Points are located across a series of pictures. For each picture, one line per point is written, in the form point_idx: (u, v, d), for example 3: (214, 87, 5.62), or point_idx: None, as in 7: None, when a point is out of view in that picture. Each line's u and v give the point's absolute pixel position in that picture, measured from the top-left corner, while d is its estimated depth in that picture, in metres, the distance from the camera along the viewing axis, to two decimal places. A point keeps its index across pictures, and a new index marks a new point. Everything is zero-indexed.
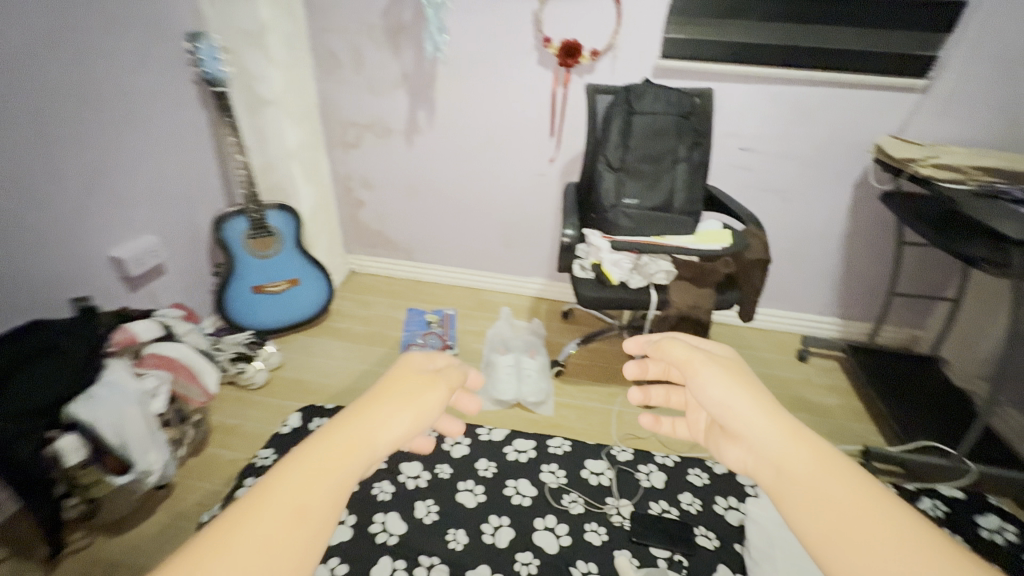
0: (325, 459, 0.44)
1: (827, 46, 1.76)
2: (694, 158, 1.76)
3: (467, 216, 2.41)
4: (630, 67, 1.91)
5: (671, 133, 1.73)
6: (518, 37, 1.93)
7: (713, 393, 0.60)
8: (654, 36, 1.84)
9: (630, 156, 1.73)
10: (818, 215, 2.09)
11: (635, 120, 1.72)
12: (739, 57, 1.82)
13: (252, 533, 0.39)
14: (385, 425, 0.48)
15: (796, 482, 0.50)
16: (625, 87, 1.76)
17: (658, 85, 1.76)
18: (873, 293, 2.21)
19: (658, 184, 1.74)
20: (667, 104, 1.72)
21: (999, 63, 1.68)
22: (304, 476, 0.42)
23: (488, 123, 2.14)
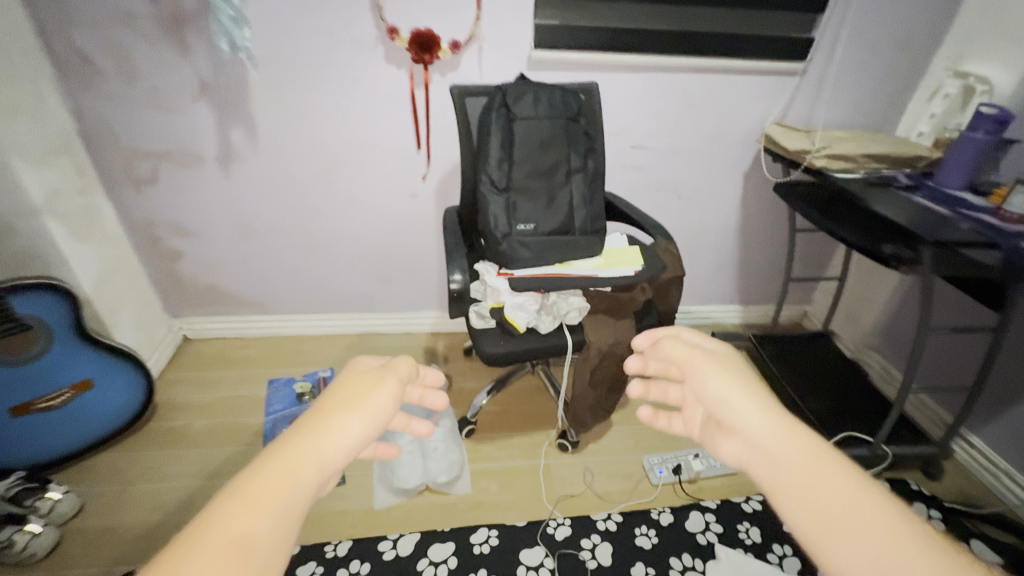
0: (278, 476, 0.45)
1: (708, 31, 1.60)
2: (589, 167, 1.51)
3: (331, 252, 1.95)
4: (500, 60, 1.58)
5: (560, 141, 1.45)
6: (355, 29, 1.50)
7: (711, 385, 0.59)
8: (523, 23, 1.52)
9: (516, 173, 1.44)
10: (713, 209, 2.00)
11: (516, 129, 1.42)
12: (620, 45, 1.58)
13: (196, 568, 0.38)
14: (335, 435, 0.49)
15: (788, 476, 0.49)
16: (498, 88, 1.44)
17: (536, 83, 1.47)
18: (768, 278, 2.21)
19: (554, 202, 1.47)
20: (550, 106, 1.44)
21: (862, 44, 1.66)
22: (254, 498, 0.43)
23: (336, 139, 1.70)
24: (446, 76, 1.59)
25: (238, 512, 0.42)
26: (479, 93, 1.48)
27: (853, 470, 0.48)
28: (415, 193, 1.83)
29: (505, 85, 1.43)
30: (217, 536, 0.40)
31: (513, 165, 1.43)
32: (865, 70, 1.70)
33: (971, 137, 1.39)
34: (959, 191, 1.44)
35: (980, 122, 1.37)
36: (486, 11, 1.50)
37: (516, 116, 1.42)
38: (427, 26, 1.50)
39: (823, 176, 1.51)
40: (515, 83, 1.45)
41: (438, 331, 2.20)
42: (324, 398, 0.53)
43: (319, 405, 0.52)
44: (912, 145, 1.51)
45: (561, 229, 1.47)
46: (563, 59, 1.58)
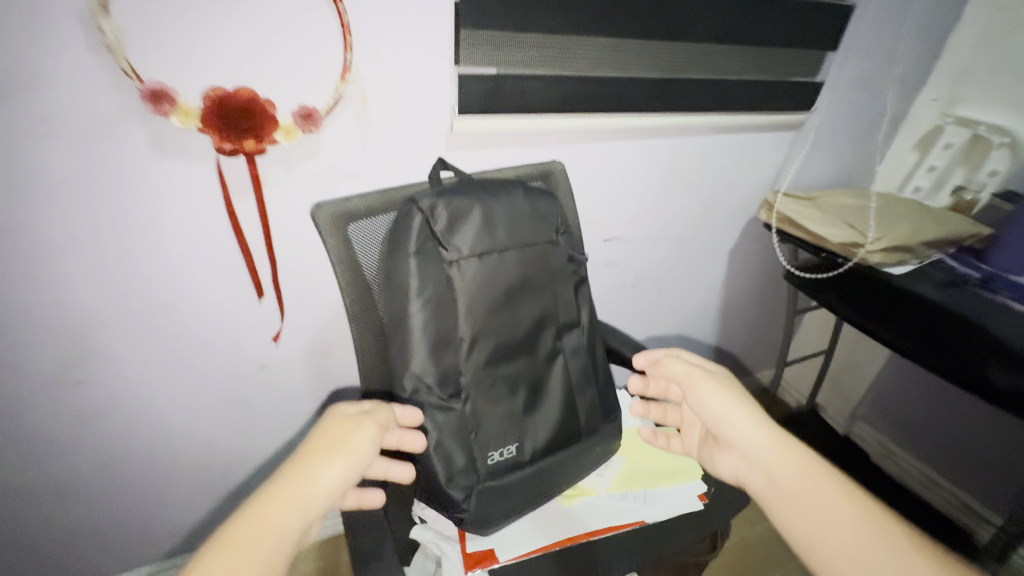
0: (268, 520, 0.53)
1: (710, 77, 1.06)
2: (586, 312, 0.89)
3: (113, 494, 1.03)
4: (399, 136, 0.87)
5: (539, 283, 0.81)
6: (61, 92, 0.66)
7: (708, 401, 0.74)
8: (434, 73, 0.84)
9: (470, 359, 0.76)
10: (696, 296, 1.52)
11: (459, 279, 0.74)
12: (594, 102, 0.97)
13: None
14: (315, 485, 0.57)
15: (784, 486, 0.64)
16: (411, 201, 0.73)
17: (479, 181, 0.80)
18: (748, 357, 1.83)
19: (541, 393, 0.83)
20: (512, 224, 0.78)
21: (863, 88, 1.30)
22: (249, 539, 0.51)
23: (73, 309, 0.81)
24: (299, 170, 0.83)
25: (235, 551, 0.50)
26: (372, 209, 0.76)
27: (838, 484, 0.63)
28: (267, 362, 1.03)
29: (423, 195, 0.74)
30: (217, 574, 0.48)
31: (462, 345, 0.76)
32: (861, 119, 1.36)
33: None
34: (1023, 277, 1.12)
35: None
36: (364, 53, 0.78)
37: (457, 255, 0.74)
38: (240, 86, 0.73)
39: (885, 279, 1.11)
40: (441, 188, 0.76)
41: (342, 531, 1.43)
42: (308, 446, 0.60)
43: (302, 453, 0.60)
44: (954, 219, 1.19)
45: (559, 435, 0.84)
46: (509, 129, 0.92)
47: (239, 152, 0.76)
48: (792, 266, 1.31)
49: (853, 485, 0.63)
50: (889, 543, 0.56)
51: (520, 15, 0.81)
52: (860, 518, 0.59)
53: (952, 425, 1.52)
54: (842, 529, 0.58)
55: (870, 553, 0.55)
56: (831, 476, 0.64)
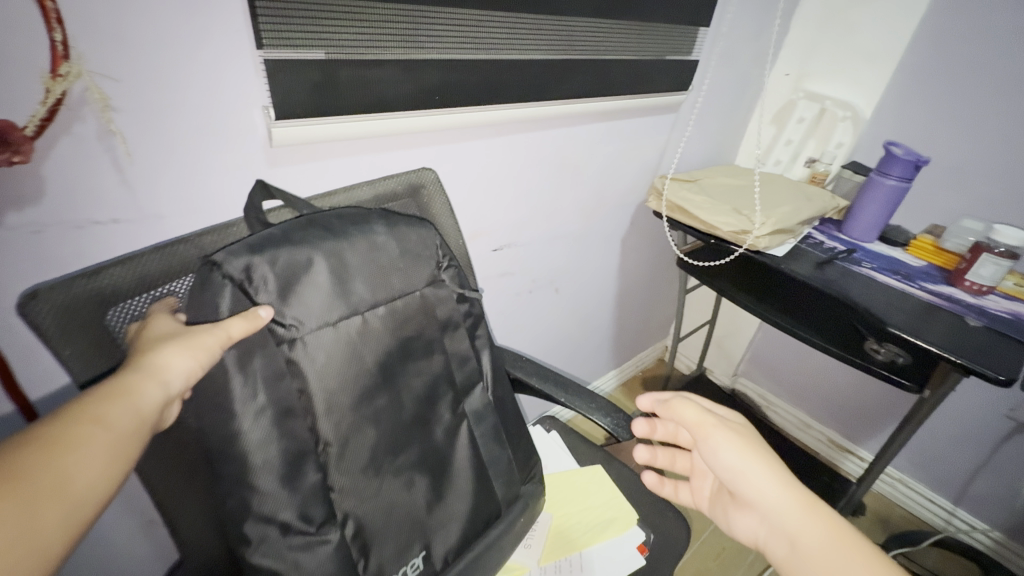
0: (86, 430, 0.39)
1: (592, 58, 0.93)
2: (492, 360, 0.72)
3: None
4: (187, 155, 0.59)
5: (424, 342, 0.62)
6: None
7: (721, 453, 0.60)
8: (228, 61, 0.57)
9: (343, 468, 0.54)
10: (593, 288, 1.44)
11: (309, 366, 0.51)
12: (463, 93, 0.78)
13: None
14: (146, 390, 0.42)
15: (812, 557, 0.52)
16: (210, 261, 0.47)
17: (320, 216, 0.56)
18: (644, 336, 1.84)
19: (447, 476, 0.64)
20: (376, 274, 0.56)
21: (732, 64, 1.28)
22: (66, 443, 0.38)
23: None
24: (10, 222, 0.51)
25: (42, 460, 0.36)
26: (145, 278, 0.49)
27: (879, 558, 0.51)
28: None
29: (231, 250, 0.48)
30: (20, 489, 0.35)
31: (327, 453, 0.53)
32: (730, 97, 1.36)
33: (884, 183, 1.15)
34: (873, 244, 1.23)
35: (892, 165, 1.13)
36: (94, 31, 0.48)
37: (300, 332, 0.51)
38: None
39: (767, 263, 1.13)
40: (259, 235, 0.51)
41: None
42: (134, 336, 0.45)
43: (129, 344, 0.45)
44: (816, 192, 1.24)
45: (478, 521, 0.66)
46: (355, 135, 0.69)
47: None
48: (682, 254, 1.28)
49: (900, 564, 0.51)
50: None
51: None
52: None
53: (817, 373, 1.69)
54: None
55: None
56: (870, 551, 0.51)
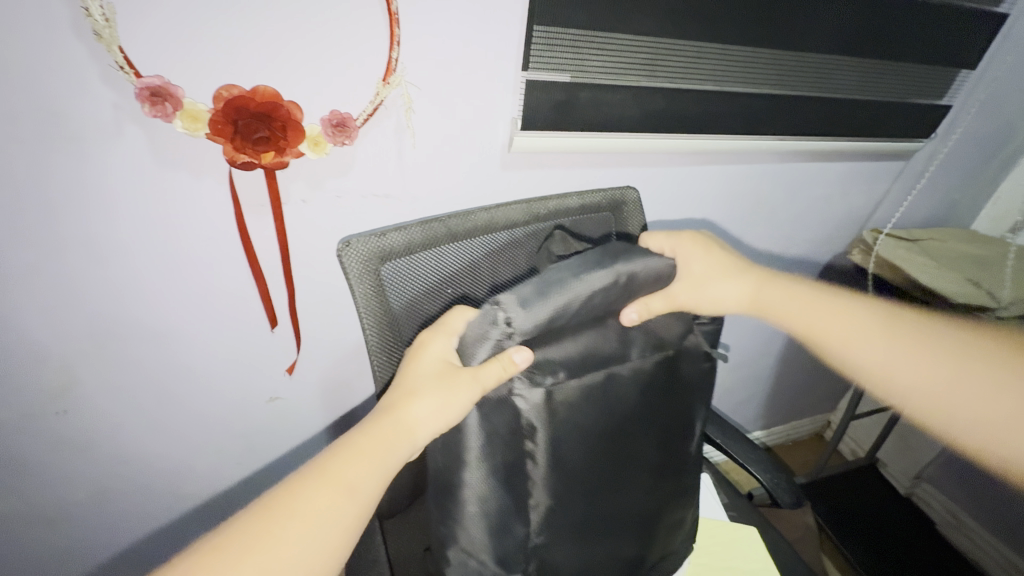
0: (360, 460, 0.50)
1: (823, 94, 0.88)
2: (691, 409, 0.68)
3: (96, 532, 0.90)
4: (451, 153, 0.72)
5: (647, 399, 0.62)
6: (56, 91, 0.53)
7: (744, 299, 0.71)
8: (497, 79, 0.69)
9: (544, 492, 0.56)
10: (761, 334, 1.34)
11: (545, 411, 0.53)
12: (680, 119, 0.80)
13: (283, 536, 0.44)
14: (405, 437, 0.53)
15: (824, 333, 0.68)
16: (499, 302, 0.49)
17: (604, 267, 0.53)
18: (807, 400, 1.63)
19: (619, 520, 0.65)
20: (611, 333, 0.58)
21: (996, 113, 1.09)
22: (345, 467, 0.50)
23: (55, 337, 0.67)
24: (329, 188, 0.69)
25: (327, 476, 0.48)
26: (413, 246, 0.61)
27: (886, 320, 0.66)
28: (280, 396, 0.89)
29: (525, 307, 0.49)
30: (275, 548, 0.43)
31: (534, 479, 0.55)
32: (983, 150, 1.15)
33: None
34: None
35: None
36: (417, 52, 0.63)
37: (555, 382, 0.53)
38: (268, 86, 0.59)
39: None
40: (548, 278, 0.51)
41: None
42: (420, 360, 0.56)
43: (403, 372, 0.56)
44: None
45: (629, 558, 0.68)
46: (582, 148, 0.77)
47: (256, 166, 0.63)
48: None
49: (930, 319, 0.66)
50: (933, 355, 0.63)
51: (610, 13, 0.65)
52: (896, 343, 0.64)
53: None
54: (926, 374, 0.62)
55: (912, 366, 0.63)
56: (869, 312, 0.67)
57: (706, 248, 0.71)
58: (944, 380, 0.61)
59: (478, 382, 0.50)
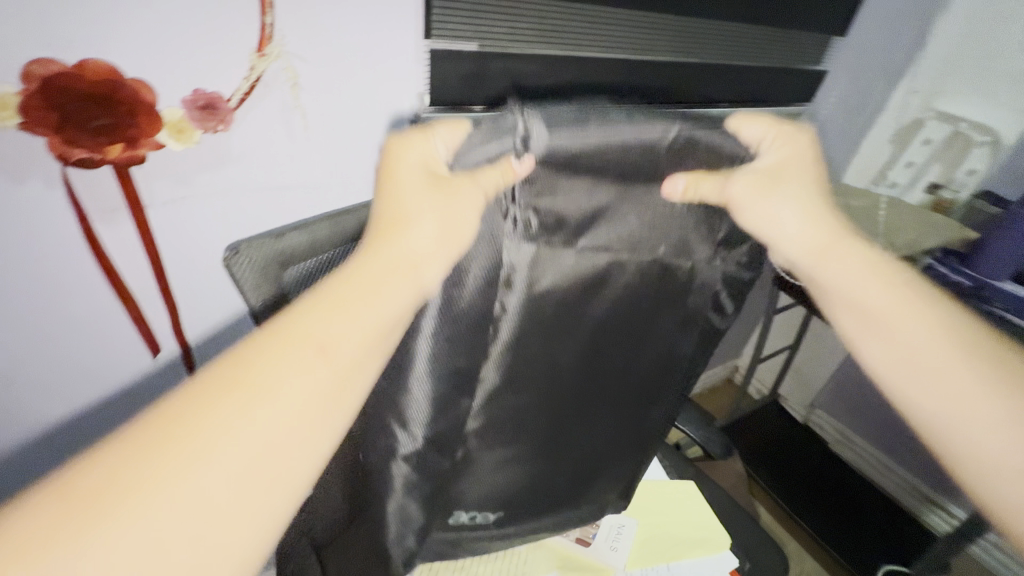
0: (340, 305, 0.40)
1: (721, 62, 0.90)
2: (683, 351, 0.55)
3: None
4: (352, 127, 0.63)
5: (657, 307, 0.50)
6: None
7: (808, 245, 0.53)
8: (398, 48, 0.61)
9: (485, 399, 0.48)
10: None
11: (525, 284, 0.42)
12: (600, 88, 0.78)
13: (214, 434, 0.33)
14: (403, 286, 0.42)
15: (873, 314, 0.52)
16: (523, 110, 0.33)
17: (684, 125, 0.37)
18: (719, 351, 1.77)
19: (575, 438, 0.59)
20: (649, 214, 0.42)
21: (859, 77, 1.20)
22: (303, 349, 0.38)
23: None
24: (202, 183, 0.57)
25: (287, 351, 0.37)
26: (317, 245, 0.52)
27: (952, 325, 0.50)
28: None
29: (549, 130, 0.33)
30: (228, 429, 0.34)
31: (477, 391, 0.46)
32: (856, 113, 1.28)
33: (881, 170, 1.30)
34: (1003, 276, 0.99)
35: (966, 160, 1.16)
36: (297, 16, 0.53)
37: (533, 264, 0.41)
38: (100, 61, 0.47)
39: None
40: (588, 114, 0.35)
41: None
42: (400, 178, 0.43)
43: (387, 186, 0.44)
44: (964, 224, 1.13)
45: (562, 490, 0.65)
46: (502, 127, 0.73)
47: (100, 163, 0.51)
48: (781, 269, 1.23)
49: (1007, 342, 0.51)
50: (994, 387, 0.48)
51: None
52: (958, 349, 0.49)
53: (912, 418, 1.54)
54: (980, 409, 0.48)
55: (968, 390, 0.48)
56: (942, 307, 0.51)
57: (802, 149, 0.49)
58: (994, 415, 0.47)
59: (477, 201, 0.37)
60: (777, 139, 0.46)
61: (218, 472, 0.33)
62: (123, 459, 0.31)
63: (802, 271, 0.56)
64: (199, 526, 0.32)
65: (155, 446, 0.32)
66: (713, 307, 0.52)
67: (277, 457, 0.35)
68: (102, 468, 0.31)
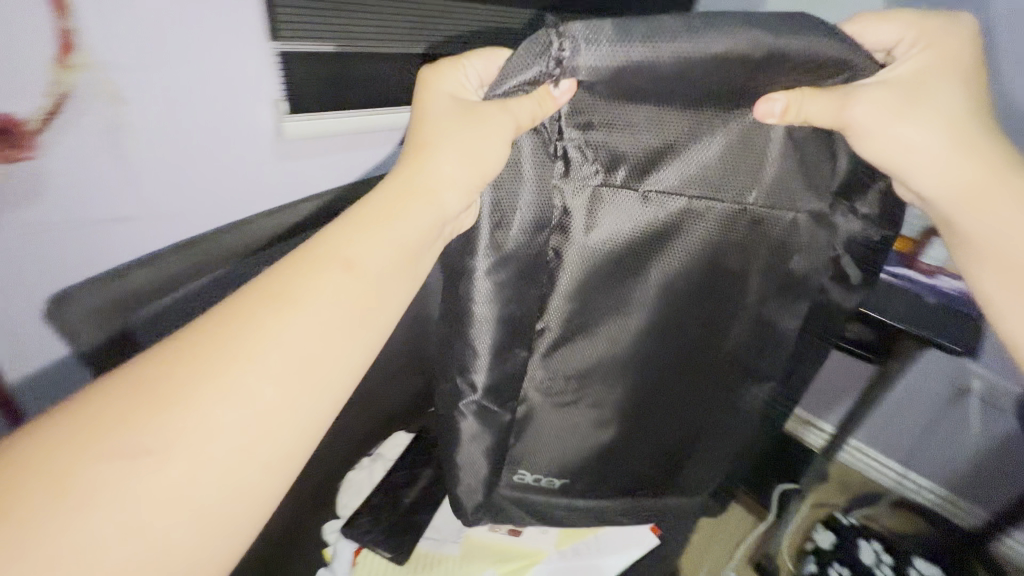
0: (382, 215, 0.36)
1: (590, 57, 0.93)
2: (788, 324, 0.43)
3: None
4: (209, 148, 0.57)
5: (763, 250, 0.36)
6: None
7: (958, 189, 0.33)
8: (242, 53, 0.55)
9: (558, 326, 0.42)
10: None
11: (583, 228, 0.38)
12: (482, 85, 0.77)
13: (260, 330, 0.30)
14: (419, 208, 0.37)
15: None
16: (564, 30, 0.31)
17: (766, 34, 0.30)
18: None
19: (656, 433, 0.44)
20: (727, 154, 0.36)
21: None
22: (351, 242, 0.34)
23: None
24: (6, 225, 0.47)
25: (332, 249, 0.33)
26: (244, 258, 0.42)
27: None
28: None
29: (601, 44, 0.30)
30: (254, 343, 0.29)
31: (546, 319, 0.41)
32: None
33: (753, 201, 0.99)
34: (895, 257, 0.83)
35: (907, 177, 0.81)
36: (107, 20, 0.46)
37: (590, 180, 0.37)
38: None
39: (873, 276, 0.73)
40: (648, 27, 0.31)
41: None
42: (429, 104, 0.39)
43: (418, 111, 0.40)
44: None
45: (643, 478, 0.48)
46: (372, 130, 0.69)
47: None
48: None
49: None
50: None
51: None
52: None
53: None
54: None
55: None
56: None
57: (960, 47, 0.32)
58: None
59: (511, 119, 0.34)
60: (924, 43, 0.32)
61: (250, 402, 0.28)
62: (170, 373, 0.27)
63: (944, 227, 0.37)
64: (224, 460, 0.27)
65: (203, 367, 0.28)
66: (832, 274, 0.39)
67: (304, 379, 0.30)
68: (112, 404, 0.26)
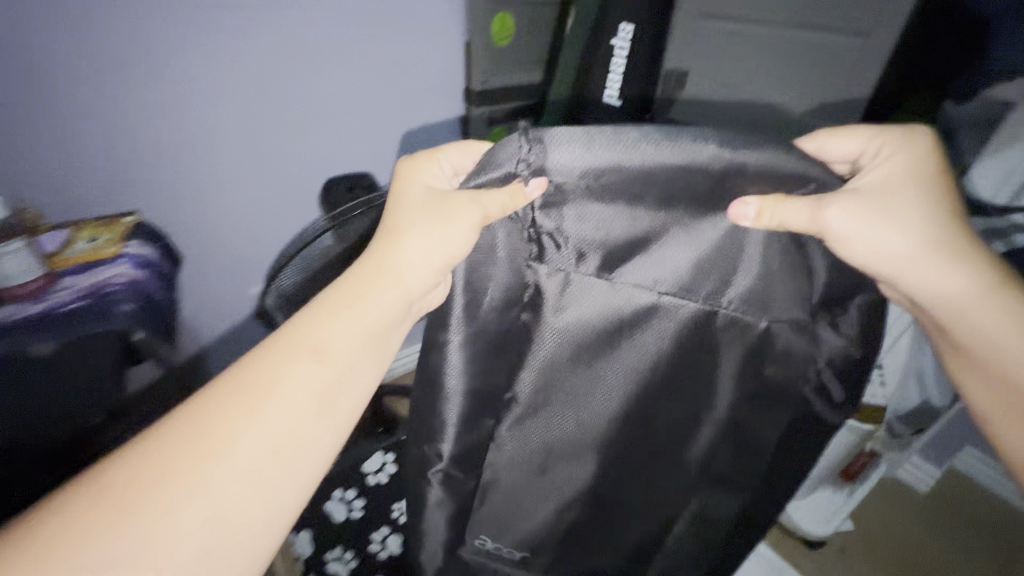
0: (349, 295, 0.36)
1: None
2: (767, 436, 0.39)
3: None
4: None
5: (741, 337, 0.36)
6: None
7: (931, 287, 0.35)
8: None
9: (523, 403, 0.41)
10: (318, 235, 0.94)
11: (552, 310, 0.37)
12: None
13: (232, 419, 0.31)
14: (384, 289, 0.37)
15: (996, 372, 0.35)
16: (535, 134, 0.31)
17: (726, 151, 0.30)
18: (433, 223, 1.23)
19: (633, 503, 0.44)
20: (705, 257, 0.35)
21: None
22: (312, 324, 0.35)
23: None
24: None
25: (301, 328, 0.35)
26: None
27: None
28: None
29: (564, 145, 0.31)
30: (224, 435, 0.30)
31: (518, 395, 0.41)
32: None
33: None
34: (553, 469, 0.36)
35: None
36: None
37: (567, 265, 0.36)
38: None
39: None
40: (605, 135, 0.31)
41: None
42: (397, 194, 0.40)
43: (391, 201, 0.41)
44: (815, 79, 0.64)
45: (609, 563, 0.48)
46: None
47: None
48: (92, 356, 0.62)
49: None
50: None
51: None
52: None
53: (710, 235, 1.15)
54: None
55: None
56: None
57: (924, 157, 0.34)
58: None
59: (478, 210, 0.34)
60: (894, 149, 0.34)
61: (214, 493, 0.29)
62: (152, 471, 0.29)
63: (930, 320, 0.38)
64: (201, 536, 0.28)
65: (179, 460, 0.29)
66: (816, 384, 0.37)
67: (272, 471, 0.31)
68: (78, 503, 0.28)
